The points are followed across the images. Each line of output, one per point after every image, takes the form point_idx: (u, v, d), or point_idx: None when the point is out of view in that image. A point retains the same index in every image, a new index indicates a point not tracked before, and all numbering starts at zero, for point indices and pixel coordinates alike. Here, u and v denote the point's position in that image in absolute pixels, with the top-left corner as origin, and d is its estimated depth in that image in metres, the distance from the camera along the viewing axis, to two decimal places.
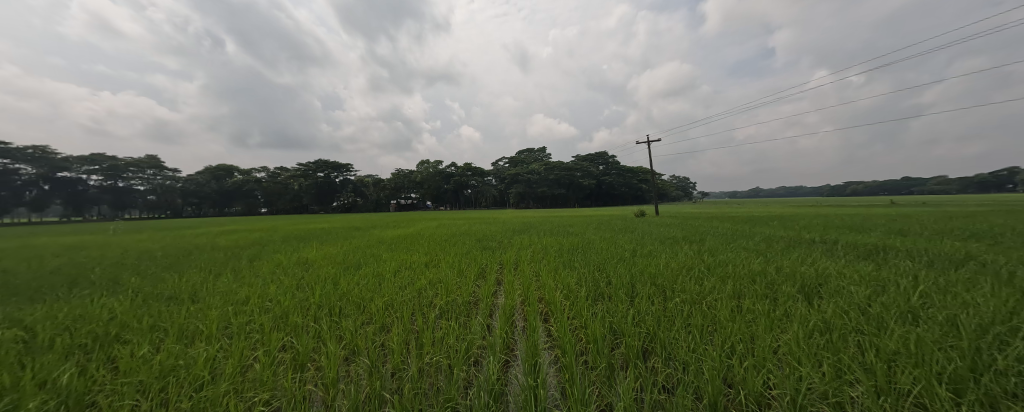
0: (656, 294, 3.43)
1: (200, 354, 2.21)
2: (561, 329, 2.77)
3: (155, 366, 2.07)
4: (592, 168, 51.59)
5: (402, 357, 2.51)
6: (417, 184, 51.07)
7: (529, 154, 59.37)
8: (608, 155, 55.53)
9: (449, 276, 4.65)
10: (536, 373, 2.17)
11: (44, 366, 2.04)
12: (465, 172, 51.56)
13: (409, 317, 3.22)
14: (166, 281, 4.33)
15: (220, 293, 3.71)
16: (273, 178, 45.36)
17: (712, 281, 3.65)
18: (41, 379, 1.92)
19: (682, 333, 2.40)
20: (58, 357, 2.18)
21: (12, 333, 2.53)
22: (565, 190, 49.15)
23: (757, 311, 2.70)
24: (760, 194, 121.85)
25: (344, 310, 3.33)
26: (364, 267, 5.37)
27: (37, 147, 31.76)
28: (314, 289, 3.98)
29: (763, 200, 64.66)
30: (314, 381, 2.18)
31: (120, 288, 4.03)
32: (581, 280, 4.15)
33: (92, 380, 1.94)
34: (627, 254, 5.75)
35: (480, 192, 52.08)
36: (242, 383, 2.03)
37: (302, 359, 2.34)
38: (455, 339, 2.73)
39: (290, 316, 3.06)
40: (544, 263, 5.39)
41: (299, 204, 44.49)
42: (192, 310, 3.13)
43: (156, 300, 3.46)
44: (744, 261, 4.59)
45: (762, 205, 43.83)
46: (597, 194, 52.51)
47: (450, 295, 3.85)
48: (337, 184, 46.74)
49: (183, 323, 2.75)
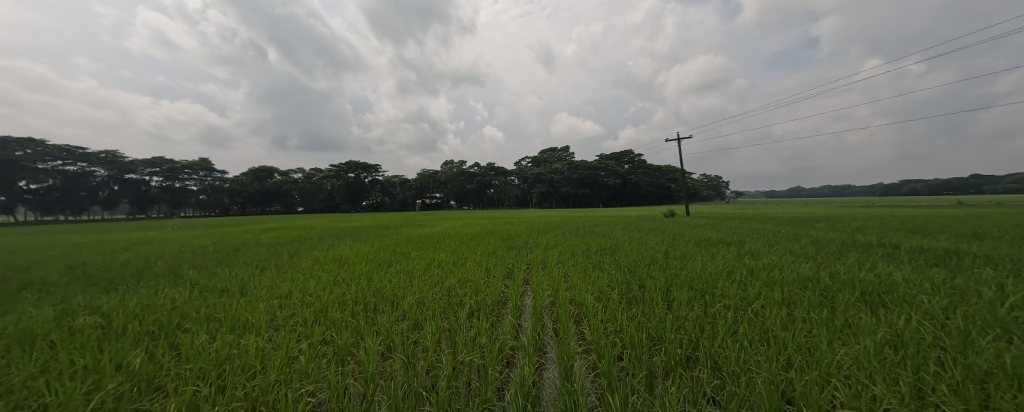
0: (694, 298, 3.28)
1: (251, 345, 2.34)
2: (597, 333, 2.69)
3: (211, 354, 2.20)
4: (617, 168, 50.58)
5: (437, 354, 2.55)
6: (441, 184, 52.21)
7: (551, 154, 58.66)
8: (633, 153, 54.30)
9: (477, 275, 4.68)
10: (572, 378, 2.11)
11: (120, 350, 2.24)
12: (488, 172, 52.24)
13: (440, 316, 3.26)
14: (218, 274, 4.65)
15: (265, 287, 3.94)
16: (307, 179, 47.95)
17: (757, 286, 3.42)
18: (118, 362, 2.10)
19: (728, 342, 2.26)
20: (130, 343, 2.39)
21: (92, 319, 2.80)
22: (588, 190, 48.49)
23: (813, 320, 2.48)
24: (801, 193, 113.99)
25: (378, 307, 3.42)
26: (394, 264, 5.51)
27: (111, 152, 36.15)
28: (350, 285, 4.13)
29: (803, 201, 60.50)
30: (354, 376, 2.23)
31: (179, 280, 4.38)
32: (612, 282, 4.04)
33: (158, 365, 2.10)
34: (659, 256, 5.53)
35: (502, 192, 52.28)
36: (290, 374, 2.12)
37: (342, 353, 2.42)
38: (487, 340, 2.71)
39: (330, 310, 3.19)
40: (573, 264, 5.29)
41: (331, 203, 46.87)
42: (242, 302, 3.33)
43: (210, 292, 3.73)
44: (792, 265, 4.27)
45: (803, 205, 41.05)
46: (622, 194, 51.35)
47: (479, 295, 3.86)
48: (366, 185, 48.86)
49: (234, 315, 2.93)
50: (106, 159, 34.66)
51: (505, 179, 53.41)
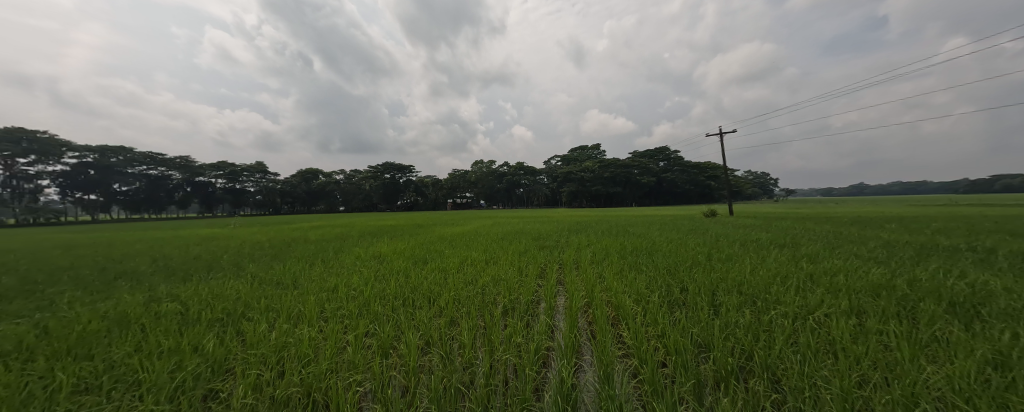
0: (744, 304, 3.05)
1: (305, 335, 2.51)
2: (637, 337, 2.57)
3: (270, 342, 2.39)
4: (651, 165, 48.59)
5: (474, 351, 2.57)
6: (471, 184, 53.18)
7: (581, 152, 57.65)
8: (669, 150, 51.87)
9: (510, 274, 4.69)
10: (613, 382, 2.03)
11: (196, 334, 2.51)
12: (517, 172, 52.39)
13: (475, 313, 3.30)
14: (274, 268, 5.08)
15: (314, 281, 4.23)
16: (348, 180, 50.99)
17: (818, 293, 3.10)
18: (195, 345, 2.35)
19: (788, 354, 2.07)
20: (204, 328, 2.66)
21: (173, 306, 3.16)
22: (621, 189, 47.03)
23: (891, 334, 2.20)
24: (864, 191, 102.55)
25: (416, 302, 3.54)
26: (430, 262, 5.68)
27: (184, 158, 40.77)
28: (390, 281, 4.31)
29: (866, 200, 54.32)
30: (397, 368, 2.31)
31: (242, 273, 4.83)
32: (651, 285, 3.87)
33: (227, 349, 2.32)
34: (702, 258, 5.20)
35: (531, 191, 52.18)
36: (339, 363, 2.25)
37: (385, 345, 2.53)
38: (523, 339, 2.70)
39: (372, 304, 3.35)
40: (608, 265, 5.14)
41: (369, 203, 49.50)
42: (294, 294, 3.60)
43: (268, 284, 4.07)
44: (860, 271, 3.83)
45: (868, 204, 36.87)
46: (657, 193, 49.22)
47: (513, 294, 3.86)
48: (401, 185, 50.99)
49: (289, 306, 3.17)
50: (181, 164, 39.23)
51: (534, 179, 53.27)
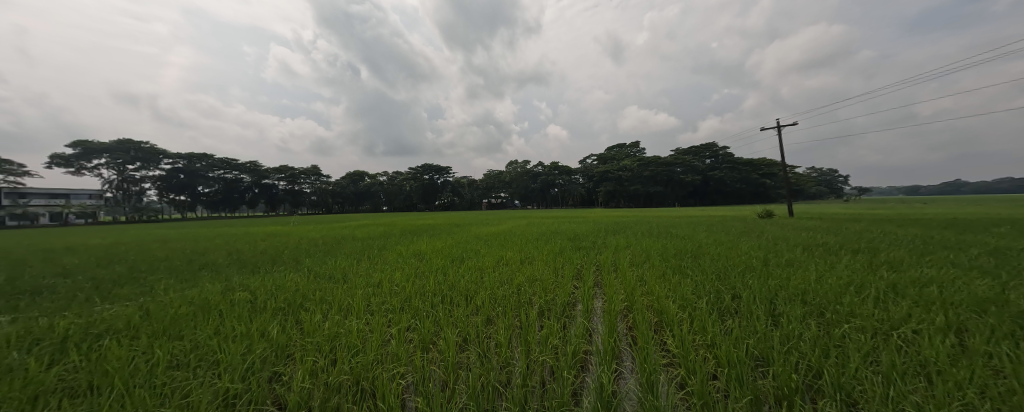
0: (809, 315, 2.74)
1: (353, 326, 2.69)
2: (684, 345, 2.41)
3: (324, 332, 2.59)
4: (696, 163, 45.58)
5: (510, 351, 2.57)
6: (506, 184, 53.68)
7: (619, 151, 55.68)
8: (716, 146, 48.30)
9: (545, 275, 4.65)
10: (657, 392, 1.92)
11: (263, 321, 2.79)
12: (552, 171, 51.92)
13: (512, 313, 3.30)
14: (327, 263, 5.51)
15: (361, 276, 4.52)
16: (391, 181, 53.93)
17: (904, 306, 2.68)
18: (262, 330, 2.62)
19: (866, 375, 1.81)
20: (269, 316, 2.96)
21: (244, 295, 3.55)
22: (662, 188, 44.69)
23: (1005, 359, 1.84)
24: (962, 189, 87.57)
25: (454, 300, 3.63)
26: (467, 260, 5.82)
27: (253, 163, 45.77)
28: (429, 279, 4.47)
29: (965, 200, 46.33)
30: (436, 363, 2.39)
31: (299, 267, 5.29)
32: (697, 290, 3.62)
33: (288, 336, 2.55)
34: (756, 263, 4.75)
35: (566, 191, 51.38)
36: (384, 354, 2.37)
37: (425, 340, 2.62)
38: (559, 341, 2.65)
39: (413, 300, 3.50)
40: (649, 268, 4.89)
41: (410, 203, 51.97)
42: (344, 288, 3.87)
43: (322, 278, 4.43)
44: (959, 282, 3.26)
45: (967, 204, 31.40)
46: (703, 192, 46.08)
47: (549, 295, 3.81)
48: (439, 186, 52.86)
49: (339, 299, 3.42)
50: (251, 168, 44.10)
51: (570, 178, 52.43)
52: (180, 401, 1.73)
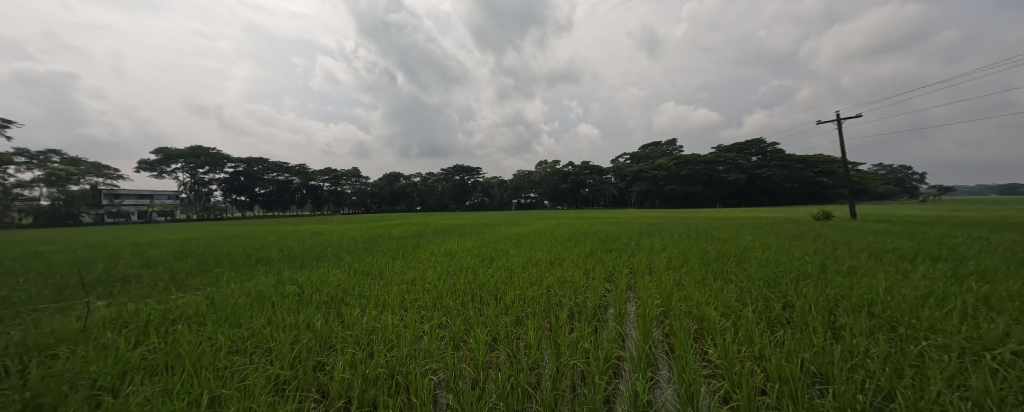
0: (877, 329, 2.43)
1: (389, 321, 2.81)
2: (727, 356, 2.25)
3: (362, 325, 2.73)
4: (741, 160, 42.47)
5: (540, 353, 2.55)
6: (536, 184, 53.50)
7: (654, 149, 53.38)
8: (764, 142, 44.72)
9: (576, 276, 4.57)
10: (696, 404, 1.81)
11: (308, 313, 3.00)
12: (583, 171, 50.96)
13: (541, 314, 3.27)
14: (365, 260, 5.82)
15: (396, 273, 4.72)
16: (424, 182, 55.89)
17: (1001, 323, 2.29)
18: (308, 322, 2.81)
19: (953, 403, 1.57)
20: (314, 308, 3.18)
21: (293, 288, 3.85)
22: (701, 188, 42.16)
23: None
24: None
25: (484, 299, 3.67)
26: (496, 260, 5.88)
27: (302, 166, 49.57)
28: (460, 277, 4.56)
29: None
30: (467, 360, 2.42)
31: (341, 263, 5.64)
32: (742, 297, 3.36)
33: (331, 327, 2.72)
34: (812, 270, 4.31)
35: (598, 191, 50.16)
36: (416, 350, 2.45)
37: (456, 338, 2.67)
38: (590, 345, 2.58)
39: (445, 298, 3.58)
40: (686, 272, 4.63)
41: (442, 203, 53.54)
42: (380, 284, 4.07)
43: (361, 274, 4.69)
44: None
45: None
46: (748, 192, 42.83)
47: (580, 297, 3.72)
48: (470, 186, 53.90)
49: (376, 294, 3.59)
50: (300, 170, 47.80)
51: (601, 178, 51.14)
52: (238, 384, 1.91)
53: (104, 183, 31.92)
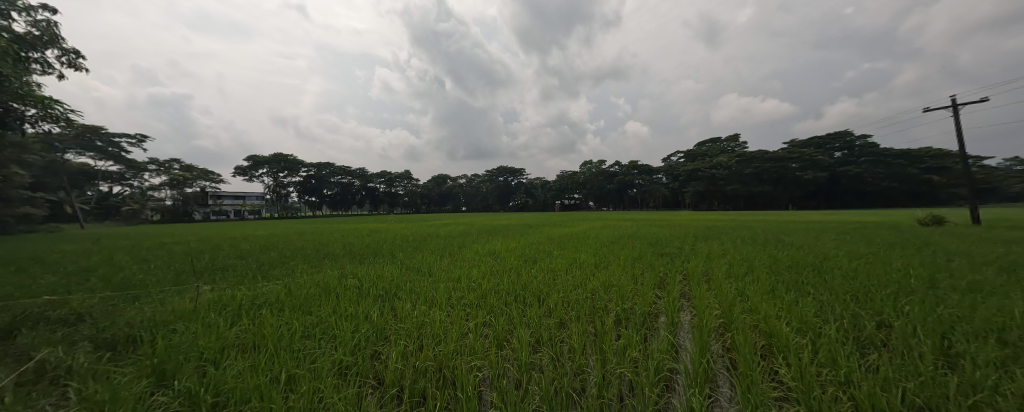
0: (1014, 362, 1.96)
1: (437, 317, 2.95)
2: (802, 379, 1.98)
3: (413, 319, 2.90)
4: (819, 156, 37.21)
5: (585, 358, 2.49)
6: (580, 185, 52.29)
7: (712, 145, 49.09)
8: (850, 135, 38.71)
9: (623, 281, 4.36)
10: None
11: (366, 305, 3.27)
12: (631, 171, 48.61)
13: (586, 318, 3.19)
14: (415, 257, 6.18)
15: (443, 271, 4.93)
16: (469, 183, 57.71)
17: None
18: (366, 313, 3.06)
19: None
20: (371, 301, 3.45)
21: (354, 281, 4.21)
22: (769, 188, 37.75)
23: None
24: None
25: (527, 300, 3.67)
26: (539, 262, 5.85)
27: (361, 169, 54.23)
28: (503, 277, 4.63)
29: None
30: (510, 360, 2.45)
31: (394, 260, 6.05)
32: (822, 313, 2.93)
33: (385, 320, 2.93)
34: (917, 284, 3.62)
35: (647, 192, 47.50)
36: (462, 346, 2.54)
37: (500, 337, 2.71)
38: (640, 355, 2.45)
39: (489, 297, 3.66)
40: (750, 281, 4.18)
41: (486, 204, 54.83)
42: (429, 281, 4.28)
43: (412, 271, 4.98)
44: None
45: None
46: (829, 192, 37.35)
47: (627, 303, 3.55)
48: (514, 187, 54.46)
49: (425, 291, 3.79)
50: (360, 173, 52.32)
51: (651, 178, 48.35)
52: (309, 366, 2.14)
53: (209, 186, 38.10)
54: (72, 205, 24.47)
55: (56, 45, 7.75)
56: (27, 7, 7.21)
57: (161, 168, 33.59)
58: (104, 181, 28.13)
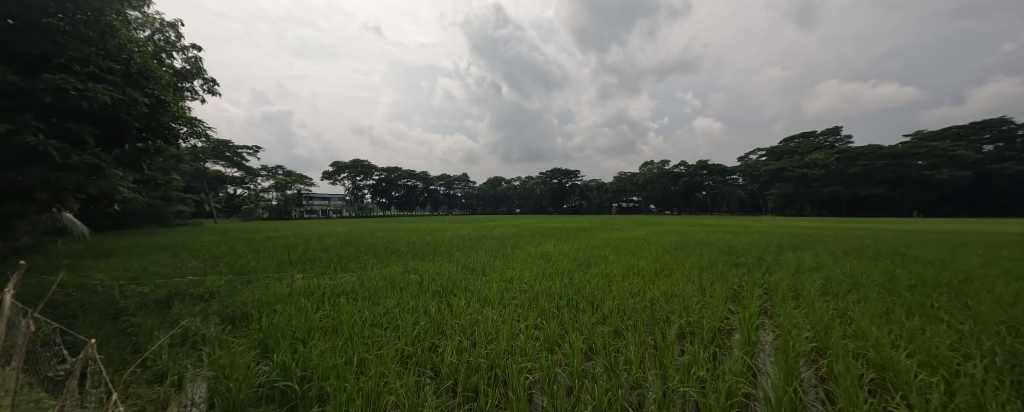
0: None
1: (489, 316, 3.02)
2: None
3: (468, 316, 3.02)
4: (959, 151, 29.69)
5: (642, 371, 2.32)
6: (640, 187, 49.27)
7: (803, 141, 42.37)
8: (1007, 123, 30.24)
9: (688, 291, 3.98)
10: None
11: (425, 300, 3.50)
12: (699, 172, 44.31)
13: (644, 329, 2.98)
14: (471, 257, 6.42)
15: (496, 271, 5.04)
16: (524, 186, 58.33)
17: None
18: (424, 308, 3.26)
19: None
20: (429, 296, 3.67)
21: (415, 277, 4.53)
22: (882, 190, 31.19)
23: None
24: None
25: (579, 305, 3.57)
26: (594, 266, 5.64)
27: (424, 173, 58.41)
28: (555, 280, 4.57)
29: None
30: (561, 365, 2.40)
31: (451, 259, 6.36)
32: (960, 346, 2.32)
33: (442, 315, 3.10)
34: None
35: (718, 194, 42.76)
36: (513, 346, 2.56)
37: (551, 341, 2.67)
38: (708, 374, 2.20)
39: (540, 300, 3.63)
40: (854, 300, 3.49)
41: (540, 206, 54.80)
42: (482, 280, 4.41)
43: (467, 270, 5.18)
44: None
45: None
46: (974, 196, 29.54)
47: (692, 316, 3.23)
48: (568, 189, 53.56)
49: (478, 290, 3.89)
50: (423, 177, 56.43)
51: (724, 179, 43.47)
52: (376, 352, 2.37)
53: (303, 188, 44.49)
54: (210, 204, 30.72)
55: (200, 76, 9.74)
56: (182, 48, 9.17)
57: (270, 174, 40.28)
58: (230, 185, 34.62)
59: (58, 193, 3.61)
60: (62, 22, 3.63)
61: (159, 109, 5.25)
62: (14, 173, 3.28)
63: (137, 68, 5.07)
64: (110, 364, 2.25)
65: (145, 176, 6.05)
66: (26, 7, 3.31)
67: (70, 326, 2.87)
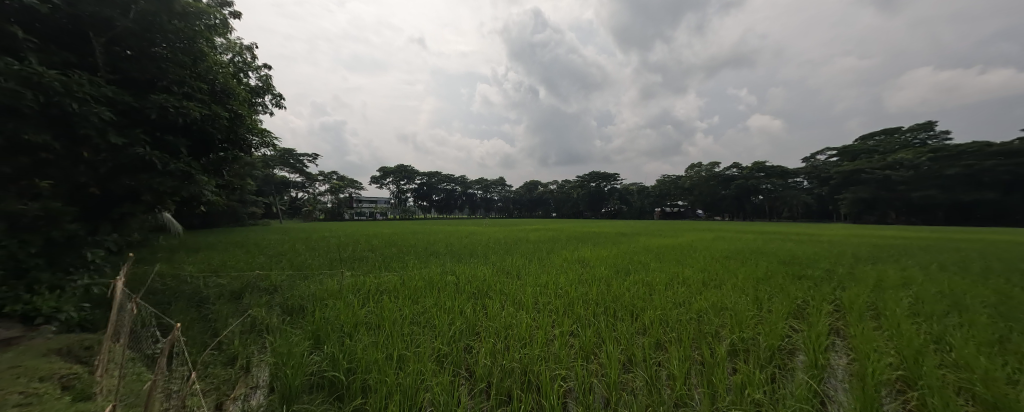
0: None
1: (523, 320, 3.00)
2: None
3: (502, 319, 3.03)
4: None
5: (688, 388, 2.15)
6: (686, 191, 46.34)
7: (885, 139, 37.03)
8: None
9: (742, 304, 3.63)
10: None
11: (460, 301, 3.57)
12: (755, 174, 40.58)
13: (690, 343, 2.77)
14: (506, 260, 6.46)
15: (531, 275, 5.01)
16: (561, 189, 57.67)
17: None
18: (460, 309, 3.33)
19: None
20: (464, 298, 3.74)
21: (452, 278, 4.66)
22: (993, 194, 26.19)
23: None
24: None
25: (618, 313, 3.41)
26: (633, 273, 5.39)
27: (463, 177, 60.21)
28: (592, 287, 4.43)
29: None
30: (598, 375, 2.30)
31: (486, 262, 6.45)
32: None
33: (476, 316, 3.14)
34: None
35: (778, 198, 38.76)
36: (547, 351, 2.51)
37: (587, 349, 2.58)
38: (766, 398, 1.98)
39: (575, 306, 3.54)
40: (954, 323, 2.95)
41: (578, 210, 53.73)
42: (517, 284, 4.40)
43: (501, 273, 5.21)
44: None
45: None
46: None
47: (746, 331, 2.93)
48: (607, 193, 51.99)
49: (513, 294, 3.89)
50: (462, 181, 58.17)
51: (784, 182, 39.35)
52: (415, 349, 2.45)
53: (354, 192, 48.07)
54: (276, 206, 34.40)
55: (269, 91, 10.94)
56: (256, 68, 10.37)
57: (326, 179, 44.12)
58: (294, 189, 38.52)
59: (160, 196, 4.27)
60: (166, 50, 4.29)
61: (237, 122, 5.99)
62: (128, 179, 3.93)
63: (221, 87, 5.82)
64: (194, 345, 2.59)
65: (225, 181, 6.94)
66: (139, 40, 3.97)
67: (165, 311, 3.35)
